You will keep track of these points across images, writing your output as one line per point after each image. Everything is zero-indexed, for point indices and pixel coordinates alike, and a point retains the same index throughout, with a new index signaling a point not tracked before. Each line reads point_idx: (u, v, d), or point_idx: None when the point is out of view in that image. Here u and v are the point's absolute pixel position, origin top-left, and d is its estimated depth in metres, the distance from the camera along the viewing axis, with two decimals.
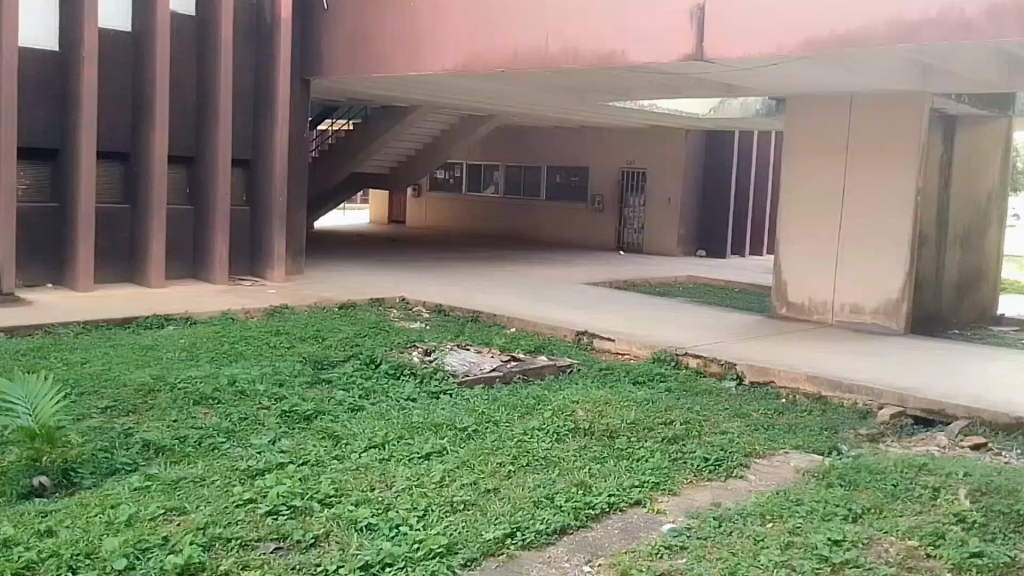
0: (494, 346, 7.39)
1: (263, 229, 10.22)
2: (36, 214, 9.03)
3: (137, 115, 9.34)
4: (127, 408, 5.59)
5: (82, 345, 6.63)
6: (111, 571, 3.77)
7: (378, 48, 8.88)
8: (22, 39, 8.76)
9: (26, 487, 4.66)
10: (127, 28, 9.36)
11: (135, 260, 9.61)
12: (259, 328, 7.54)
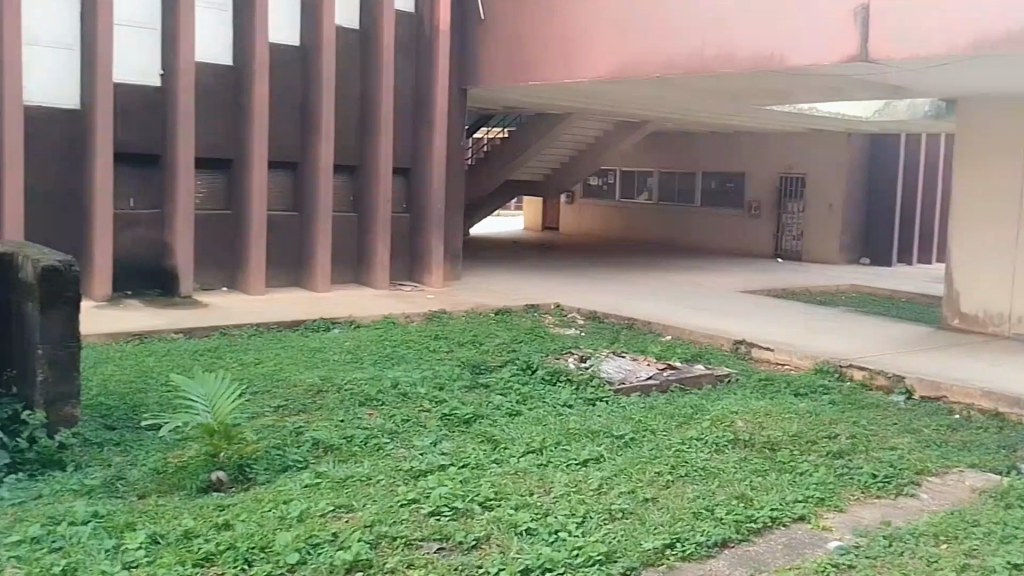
0: (650, 354, 7.42)
1: (421, 236, 10.62)
2: (212, 220, 9.57)
3: (306, 127, 9.80)
4: (298, 407, 5.79)
5: (255, 347, 7.01)
6: (285, 564, 3.85)
7: (532, 56, 9.33)
8: (202, 54, 9.27)
9: (205, 482, 4.76)
10: (295, 42, 9.79)
11: (302, 265, 10.08)
12: (418, 333, 7.78)
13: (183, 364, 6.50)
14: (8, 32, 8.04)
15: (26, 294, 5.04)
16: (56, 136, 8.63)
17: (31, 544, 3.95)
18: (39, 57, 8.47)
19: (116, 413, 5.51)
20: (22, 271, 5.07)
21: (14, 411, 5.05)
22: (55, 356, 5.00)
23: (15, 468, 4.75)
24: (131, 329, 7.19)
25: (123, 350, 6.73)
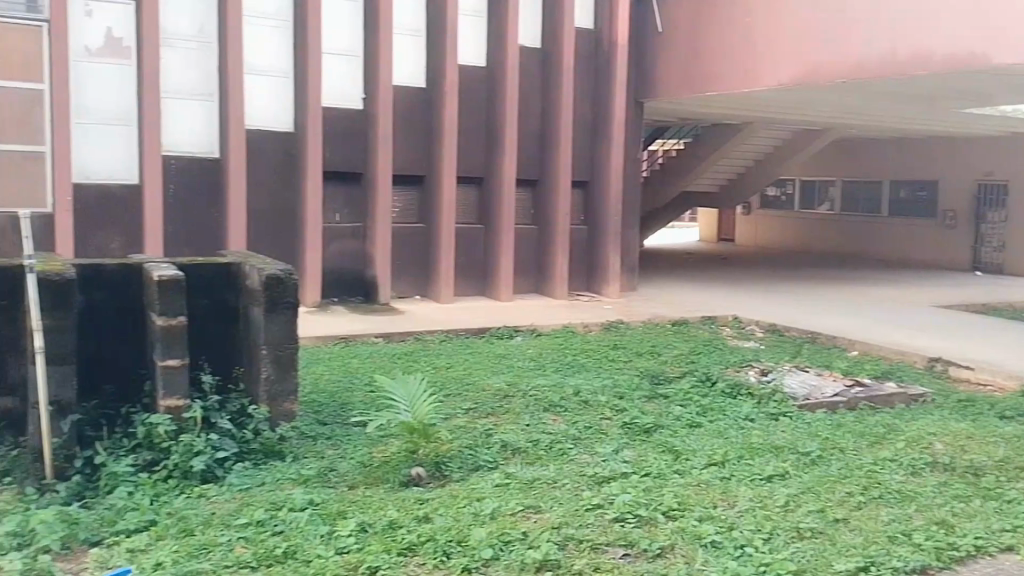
0: (835, 369, 7.26)
1: (599, 248, 11.29)
2: (406, 232, 10.48)
3: (491, 142, 10.61)
4: (487, 410, 6.12)
5: (446, 351, 7.54)
6: (480, 559, 4.07)
7: (712, 66, 10.13)
8: (400, 78, 10.26)
9: (406, 476, 5.08)
10: (481, 64, 10.65)
11: (486, 274, 10.85)
12: (597, 342, 8.09)
13: (382, 366, 7.05)
14: (234, 64, 9.22)
15: (251, 299, 5.36)
16: (272, 157, 9.73)
17: (257, 526, 4.39)
18: (259, 85, 9.64)
19: (327, 409, 5.97)
20: (248, 278, 5.40)
21: (240, 406, 5.36)
22: (280, 355, 5.28)
23: (242, 457, 5.09)
24: (336, 334, 7.87)
25: (330, 353, 7.37)
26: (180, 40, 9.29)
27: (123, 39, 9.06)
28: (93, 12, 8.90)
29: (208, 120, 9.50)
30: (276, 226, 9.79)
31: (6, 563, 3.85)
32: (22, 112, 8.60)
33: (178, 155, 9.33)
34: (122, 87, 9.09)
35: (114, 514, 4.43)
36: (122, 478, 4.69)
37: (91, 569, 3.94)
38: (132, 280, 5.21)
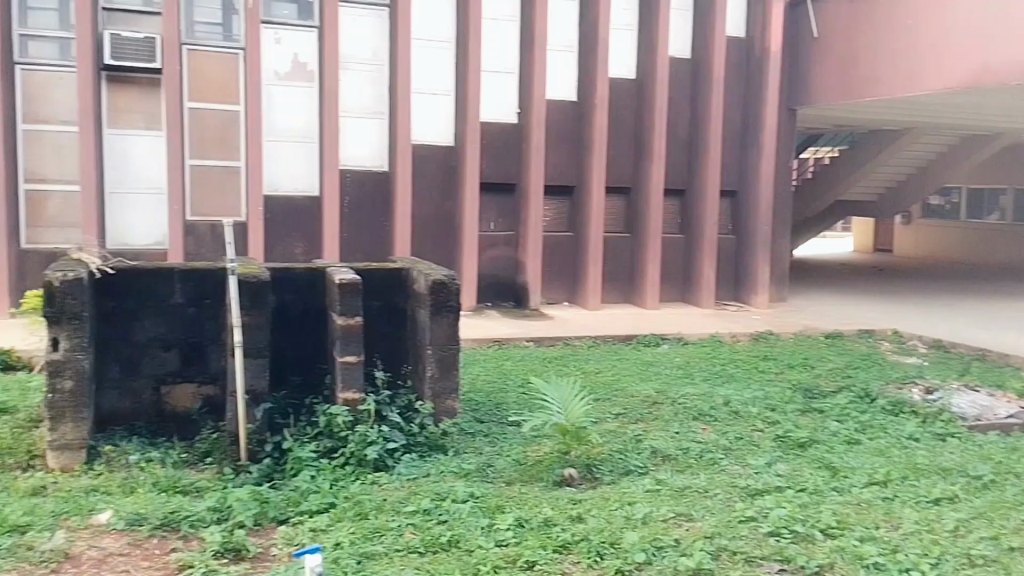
0: (1010, 390, 6.80)
1: (746, 259, 11.86)
2: (558, 241, 11.44)
3: (638, 151, 11.44)
4: (637, 416, 6.28)
5: (595, 356, 7.88)
6: (634, 562, 4.13)
7: (875, 72, 10.17)
8: (556, 92, 11.24)
9: (558, 476, 5.25)
10: (631, 76, 11.49)
11: (633, 282, 11.68)
12: (747, 353, 8.15)
13: (533, 369, 7.43)
14: (403, 83, 10.27)
15: (419, 302, 5.74)
16: (433, 169, 10.81)
17: (424, 515, 4.72)
18: (423, 103, 10.73)
19: (483, 408, 6.34)
20: (417, 283, 5.79)
21: (408, 401, 5.75)
22: (444, 356, 5.63)
23: (410, 448, 5.49)
24: (490, 336, 8.31)
25: (485, 355, 7.84)
26: (356, 63, 10.47)
27: (307, 63, 10.31)
28: (282, 40, 10.17)
29: (378, 135, 10.65)
30: (436, 233, 10.88)
31: (208, 535, 4.39)
32: (222, 130, 10.13)
33: (352, 168, 10.53)
34: (306, 106, 10.36)
35: (298, 496, 4.89)
36: (306, 462, 5.17)
37: (280, 545, 4.39)
38: (317, 282, 5.77)
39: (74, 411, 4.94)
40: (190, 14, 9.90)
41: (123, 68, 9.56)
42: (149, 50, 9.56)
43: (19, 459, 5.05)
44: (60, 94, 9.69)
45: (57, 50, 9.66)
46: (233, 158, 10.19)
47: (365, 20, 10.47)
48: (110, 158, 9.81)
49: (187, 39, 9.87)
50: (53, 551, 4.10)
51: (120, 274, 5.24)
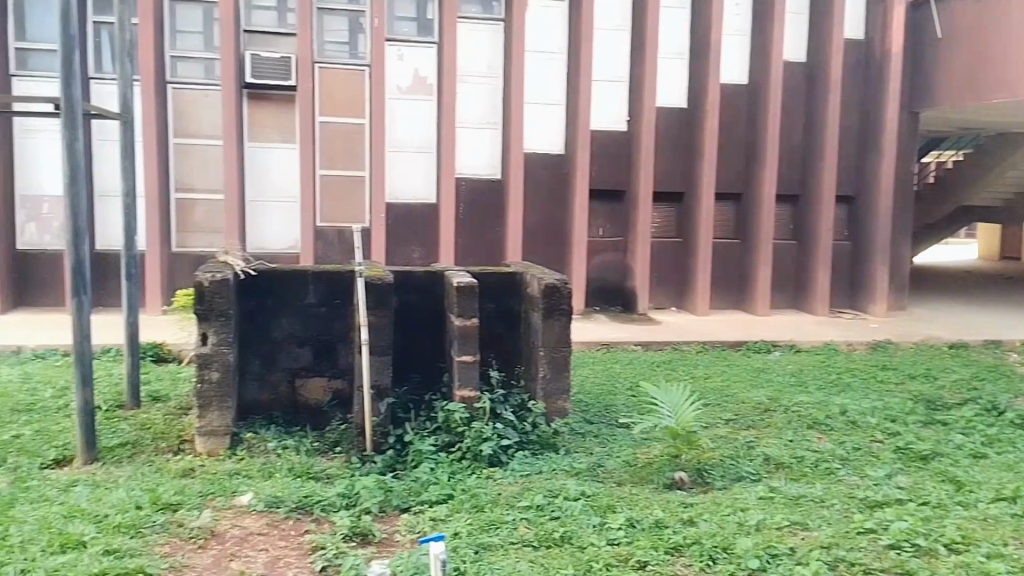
0: None
1: (865, 266, 11.82)
2: (667, 247, 12.08)
3: (750, 156, 11.83)
4: (748, 423, 6.30)
5: (704, 362, 8.01)
6: (747, 568, 4.09)
7: (1002, 73, 9.75)
8: (668, 99, 11.82)
9: (669, 479, 5.29)
10: (743, 81, 11.93)
11: (741, 288, 12.10)
12: (864, 362, 8.03)
13: (642, 373, 7.64)
14: (515, 95, 10.98)
15: (532, 304, 5.96)
16: (544, 176, 11.65)
17: (537, 510, 4.87)
18: (534, 113, 11.54)
19: (593, 409, 6.55)
20: (529, 287, 6.03)
21: (521, 400, 5.99)
22: (555, 358, 5.83)
23: (523, 445, 5.71)
24: (599, 340, 8.65)
25: (595, 357, 8.15)
26: (471, 76, 11.42)
27: (427, 78, 11.32)
28: (404, 56, 11.24)
29: (492, 144, 11.56)
30: (546, 239, 11.71)
31: (338, 519, 4.72)
32: (349, 141, 11.38)
33: (468, 177, 11.52)
34: (425, 118, 11.39)
35: (419, 487, 5.16)
36: (426, 455, 5.47)
37: (403, 533, 4.65)
38: (436, 283, 6.13)
39: (220, 400, 5.41)
40: (321, 34, 11.12)
41: (262, 86, 10.88)
42: (285, 67, 10.81)
43: (173, 442, 5.57)
44: (205, 111, 11.07)
45: (201, 69, 11.02)
46: (359, 167, 11.42)
47: (482, 34, 11.38)
48: (250, 168, 11.18)
49: (318, 58, 11.10)
50: (201, 529, 4.52)
51: (260, 275, 5.69)
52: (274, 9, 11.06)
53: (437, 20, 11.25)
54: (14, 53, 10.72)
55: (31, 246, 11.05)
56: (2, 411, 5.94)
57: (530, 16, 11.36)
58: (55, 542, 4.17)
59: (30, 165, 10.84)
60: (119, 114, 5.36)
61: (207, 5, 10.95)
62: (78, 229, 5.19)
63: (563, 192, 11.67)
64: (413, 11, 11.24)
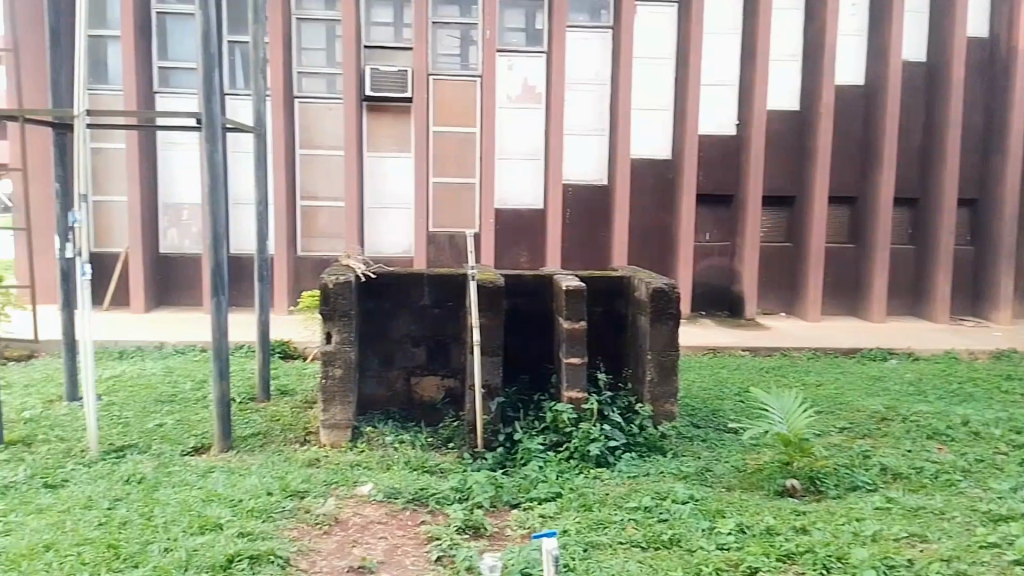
0: None
1: (989, 271, 11.92)
2: (776, 252, 12.51)
3: (865, 158, 12.14)
4: (863, 431, 6.18)
5: (816, 369, 7.95)
6: None
7: None
8: (781, 101, 12.28)
9: (780, 486, 5.24)
10: (858, 82, 12.22)
11: (854, 293, 12.46)
12: (989, 371, 7.71)
13: (751, 379, 7.72)
14: (623, 104, 11.48)
15: (640, 309, 6.06)
16: (650, 181, 12.23)
17: (645, 512, 4.92)
18: (642, 118, 12.14)
19: (701, 413, 6.63)
20: (638, 291, 6.15)
21: (628, 403, 6.09)
22: (662, 362, 5.92)
23: (630, 447, 5.80)
24: (706, 345, 8.86)
25: (701, 361, 8.32)
26: (581, 84, 12.02)
27: (536, 87, 11.95)
28: (514, 66, 11.89)
29: (597, 151, 12.16)
30: (653, 244, 12.30)
31: (452, 512, 4.93)
32: (459, 149, 12.02)
33: (575, 183, 12.12)
34: (536, 125, 12.03)
35: (528, 484, 5.31)
36: (535, 453, 5.63)
37: (513, 527, 4.80)
38: (545, 287, 6.35)
39: (342, 395, 5.74)
40: (435, 48, 11.82)
41: (380, 98, 11.58)
42: (401, 80, 11.51)
43: (299, 434, 5.96)
44: (326, 124, 11.77)
45: (323, 84, 11.75)
46: (468, 174, 12.07)
47: (591, 44, 11.97)
48: (371, 178, 11.95)
49: (432, 70, 11.76)
50: (325, 515, 4.80)
51: (379, 278, 6.00)
52: (392, 24, 11.78)
53: (547, 30, 11.86)
54: (157, 71, 11.58)
55: (172, 250, 11.88)
56: (150, 401, 6.53)
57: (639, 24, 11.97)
58: (195, 523, 4.55)
59: (169, 175, 11.70)
60: (253, 126, 5.68)
61: (330, 23, 11.67)
62: (219, 234, 5.50)
63: (669, 197, 12.24)
64: (523, 22, 11.90)
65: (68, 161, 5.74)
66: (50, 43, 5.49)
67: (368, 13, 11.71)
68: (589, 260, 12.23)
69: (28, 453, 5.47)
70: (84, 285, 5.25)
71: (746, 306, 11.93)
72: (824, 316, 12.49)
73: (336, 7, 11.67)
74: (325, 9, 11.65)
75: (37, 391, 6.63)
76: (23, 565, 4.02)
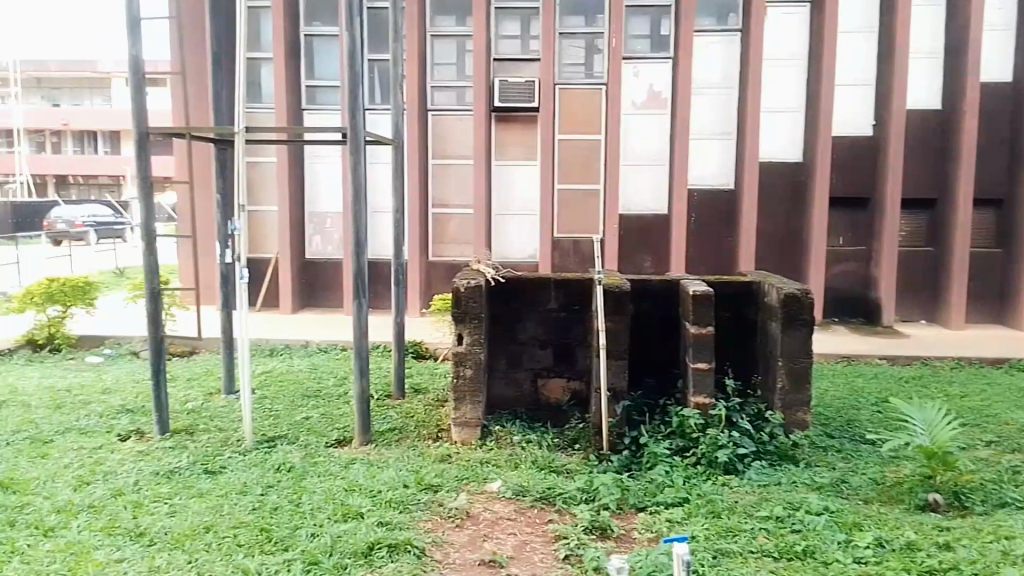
0: None
1: None
2: (915, 257, 11.98)
3: (1014, 155, 11.40)
4: (1012, 445, 5.85)
5: (960, 379, 7.60)
6: None
7: None
8: (919, 100, 11.74)
9: (922, 500, 5.02)
10: (1006, 78, 11.58)
11: (1002, 302, 11.77)
12: None
13: (889, 389, 7.50)
14: (752, 107, 11.35)
15: (771, 315, 6.13)
16: (780, 185, 11.96)
17: (777, 522, 4.81)
18: (771, 121, 11.94)
19: (835, 424, 6.54)
20: (768, 296, 6.21)
21: (758, 410, 6.10)
22: (796, 369, 5.97)
23: (760, 455, 5.78)
24: (840, 353, 8.64)
25: (835, 369, 8.15)
26: (708, 87, 11.95)
27: (661, 92, 11.99)
28: (639, 73, 11.99)
29: (723, 155, 12.02)
30: (783, 250, 12.04)
31: (579, 513, 5.00)
32: (584, 156, 12.19)
33: (700, 188, 12.05)
34: (661, 131, 12.04)
35: (655, 488, 5.32)
36: (661, 457, 5.66)
37: (641, 530, 4.81)
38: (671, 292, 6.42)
39: (472, 394, 5.97)
40: (561, 58, 12.03)
41: (509, 109, 11.91)
42: (529, 90, 11.81)
43: (432, 430, 6.27)
44: (457, 135, 12.19)
45: (454, 97, 12.20)
46: (593, 180, 12.21)
47: (717, 48, 11.88)
48: (499, 186, 12.32)
49: (559, 80, 12.01)
50: (457, 509, 5.01)
51: (508, 282, 6.22)
52: (518, 37, 12.10)
53: (672, 36, 11.89)
54: (305, 90, 12.26)
55: (317, 257, 12.51)
56: (297, 395, 7.02)
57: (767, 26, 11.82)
58: (338, 511, 4.86)
59: (315, 186, 12.35)
60: (392, 138, 6.01)
61: (461, 38, 12.11)
62: (361, 241, 5.88)
63: (800, 201, 11.92)
64: (648, 29, 11.97)
65: (227, 174, 6.27)
66: (213, 68, 5.97)
67: (497, 27, 12.07)
68: (715, 265, 12.10)
69: (191, 441, 6.00)
70: (242, 288, 5.59)
71: (883, 313, 11.50)
72: (969, 324, 11.83)
73: (466, 23, 12.12)
74: (457, 25, 12.12)
75: (199, 384, 7.28)
76: (187, 543, 4.44)
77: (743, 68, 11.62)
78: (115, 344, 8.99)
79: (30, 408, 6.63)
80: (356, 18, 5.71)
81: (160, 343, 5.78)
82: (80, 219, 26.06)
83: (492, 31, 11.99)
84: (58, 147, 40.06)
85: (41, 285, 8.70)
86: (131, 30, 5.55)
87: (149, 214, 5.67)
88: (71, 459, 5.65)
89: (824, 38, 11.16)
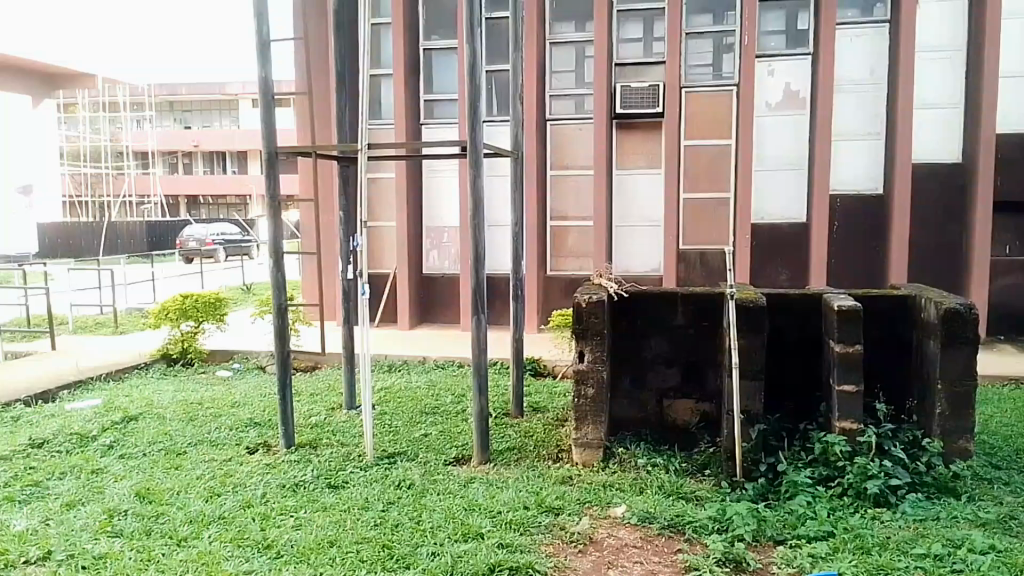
0: None
1: None
2: None
3: None
4: None
5: None
6: None
7: None
8: None
9: None
10: None
11: None
12: None
13: None
14: (904, 104, 10.56)
15: (929, 332, 5.60)
16: (940, 186, 11.04)
17: (935, 560, 4.20)
18: (925, 117, 11.03)
19: (1002, 453, 5.93)
20: (926, 312, 5.69)
21: (913, 437, 5.60)
22: (955, 393, 5.43)
23: (916, 487, 5.23)
24: (1007, 374, 8.15)
25: (1002, 394, 7.57)
26: (856, 84, 11.18)
27: (799, 91, 11.35)
28: (775, 71, 11.40)
29: (871, 156, 11.23)
30: (945, 259, 11.13)
31: (710, 543, 4.55)
32: (712, 162, 11.69)
33: (843, 194, 11.31)
34: (795, 133, 11.42)
35: (795, 520, 4.81)
36: (802, 487, 5.18)
37: (780, 564, 4.31)
38: (811, 306, 6.00)
39: (594, 414, 5.72)
40: (688, 60, 11.63)
41: (630, 115, 11.61)
42: (653, 95, 11.48)
43: (553, 450, 6.11)
44: (579, 144, 12.00)
45: (572, 105, 12.02)
46: (724, 189, 11.68)
47: (863, 41, 11.11)
48: (626, 196, 12.04)
49: (685, 83, 11.59)
50: (580, 534, 4.72)
51: (629, 296, 6.03)
52: (641, 40, 11.79)
53: (811, 30, 11.22)
54: (423, 104, 12.42)
55: (434, 270, 12.62)
56: (416, 411, 7.04)
57: (920, 15, 10.91)
58: (458, 530, 4.72)
59: (435, 201, 12.50)
60: (512, 151, 5.90)
61: (580, 44, 11.91)
62: (480, 255, 5.70)
63: (960, 206, 11.01)
64: (784, 24, 11.35)
65: (349, 193, 6.39)
66: (337, 85, 6.06)
67: (618, 30, 11.80)
68: (863, 277, 11.34)
69: (315, 454, 6.09)
70: (362, 303, 5.41)
71: None
72: None
73: (586, 28, 11.91)
74: (577, 31, 11.90)
75: (322, 400, 7.44)
76: (312, 557, 4.41)
77: (894, 62, 10.80)
78: (244, 358, 9.38)
79: (165, 420, 6.94)
80: (478, 29, 5.59)
81: (286, 356, 5.87)
82: (209, 236, 27.81)
83: (614, 35, 11.75)
84: (190, 167, 42.81)
85: (176, 301, 9.17)
86: (262, 51, 5.71)
87: (275, 232, 5.80)
88: (202, 470, 5.82)
89: (989, 28, 10.26)
